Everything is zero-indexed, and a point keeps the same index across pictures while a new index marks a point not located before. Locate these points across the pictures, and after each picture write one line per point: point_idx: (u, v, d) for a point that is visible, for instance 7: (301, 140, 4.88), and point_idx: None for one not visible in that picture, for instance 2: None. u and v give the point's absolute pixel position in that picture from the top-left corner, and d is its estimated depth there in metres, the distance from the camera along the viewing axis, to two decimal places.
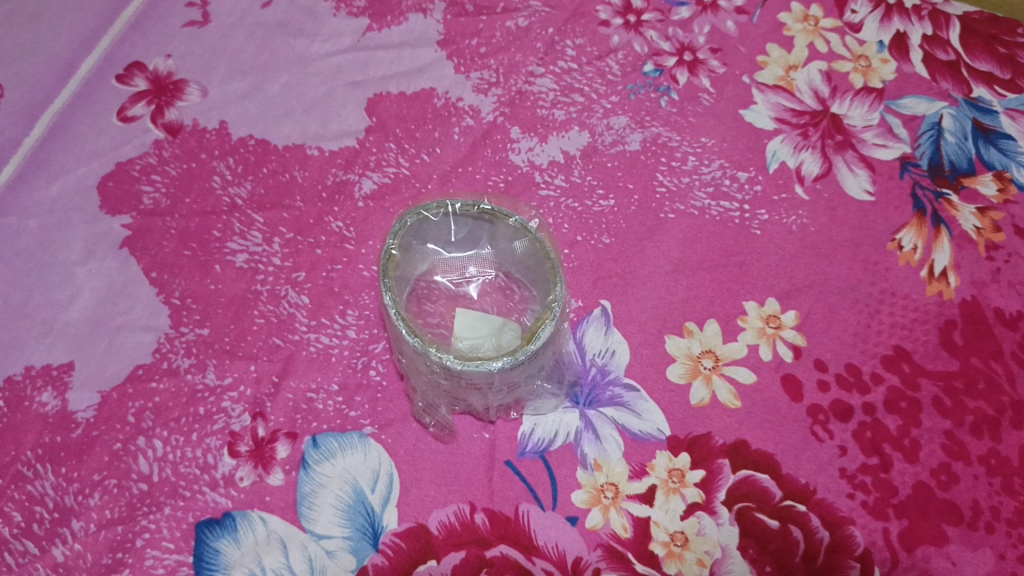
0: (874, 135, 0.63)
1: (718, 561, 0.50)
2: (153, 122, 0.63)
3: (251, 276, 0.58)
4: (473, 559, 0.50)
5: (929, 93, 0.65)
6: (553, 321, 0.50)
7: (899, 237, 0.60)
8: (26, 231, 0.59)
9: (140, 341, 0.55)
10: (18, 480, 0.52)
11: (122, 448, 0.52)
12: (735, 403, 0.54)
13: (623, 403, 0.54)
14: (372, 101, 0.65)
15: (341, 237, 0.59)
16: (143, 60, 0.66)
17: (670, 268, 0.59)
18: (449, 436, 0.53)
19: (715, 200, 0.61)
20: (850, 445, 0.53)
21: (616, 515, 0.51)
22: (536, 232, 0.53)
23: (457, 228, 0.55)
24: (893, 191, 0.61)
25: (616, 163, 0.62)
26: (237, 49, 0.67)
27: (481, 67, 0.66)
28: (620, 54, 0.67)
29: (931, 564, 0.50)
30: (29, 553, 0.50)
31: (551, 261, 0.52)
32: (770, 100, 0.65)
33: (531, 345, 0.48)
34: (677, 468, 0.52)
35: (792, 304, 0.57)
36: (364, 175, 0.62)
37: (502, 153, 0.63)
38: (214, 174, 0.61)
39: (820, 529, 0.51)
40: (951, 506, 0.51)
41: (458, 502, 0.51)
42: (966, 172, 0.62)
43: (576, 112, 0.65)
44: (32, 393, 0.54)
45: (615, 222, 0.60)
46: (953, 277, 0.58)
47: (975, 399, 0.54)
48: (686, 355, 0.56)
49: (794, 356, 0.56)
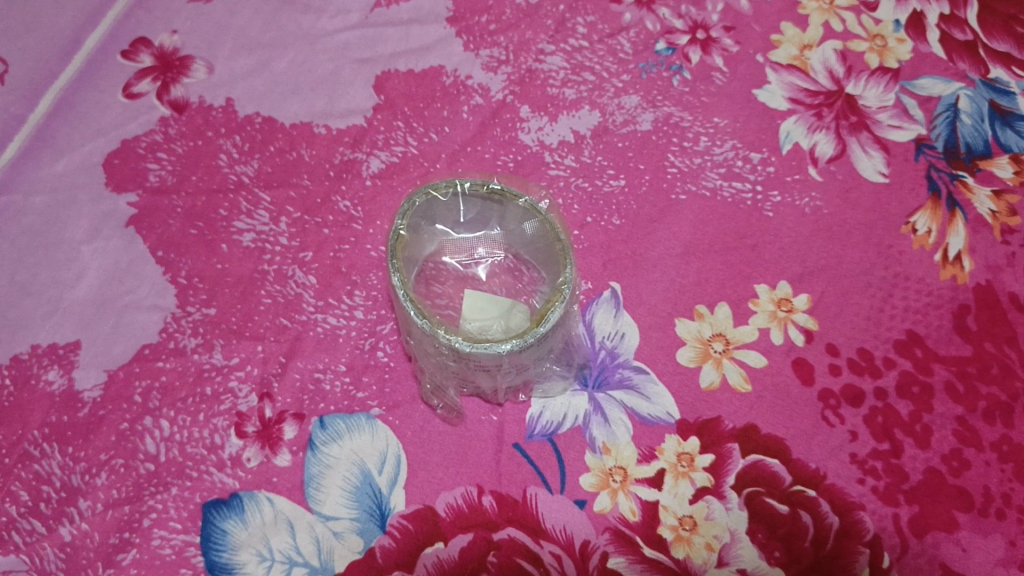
0: (889, 116, 0.62)
1: (726, 545, 0.50)
2: (158, 99, 0.62)
3: (258, 256, 0.57)
4: (480, 542, 0.49)
5: (946, 73, 0.64)
6: (564, 303, 0.49)
7: (913, 220, 0.59)
8: (31, 209, 0.58)
9: (146, 320, 0.55)
10: (24, 459, 0.52)
11: (129, 428, 0.52)
12: (746, 387, 0.54)
13: (632, 386, 0.54)
14: (380, 79, 0.64)
15: (349, 217, 0.59)
16: (148, 36, 0.65)
17: (681, 250, 0.58)
18: (457, 419, 0.53)
19: (727, 181, 0.60)
20: (862, 430, 0.53)
21: (625, 498, 0.51)
22: (545, 212, 0.52)
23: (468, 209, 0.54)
24: (908, 173, 0.60)
25: (627, 143, 0.62)
26: (244, 25, 0.66)
27: (491, 45, 0.65)
28: (632, 31, 0.66)
29: (941, 551, 0.50)
30: (37, 532, 0.50)
31: (561, 243, 0.51)
32: (784, 80, 0.64)
33: (541, 328, 0.48)
34: (686, 452, 0.52)
35: (804, 288, 0.57)
36: (372, 154, 0.61)
37: (511, 132, 0.62)
38: (221, 152, 0.61)
39: (830, 514, 0.51)
40: (962, 492, 0.51)
41: (466, 484, 0.51)
42: (983, 154, 0.61)
43: (587, 91, 0.64)
44: (38, 371, 0.54)
45: (626, 204, 0.60)
46: (968, 261, 0.57)
47: (988, 385, 0.54)
48: (696, 338, 0.55)
49: (805, 339, 0.55)
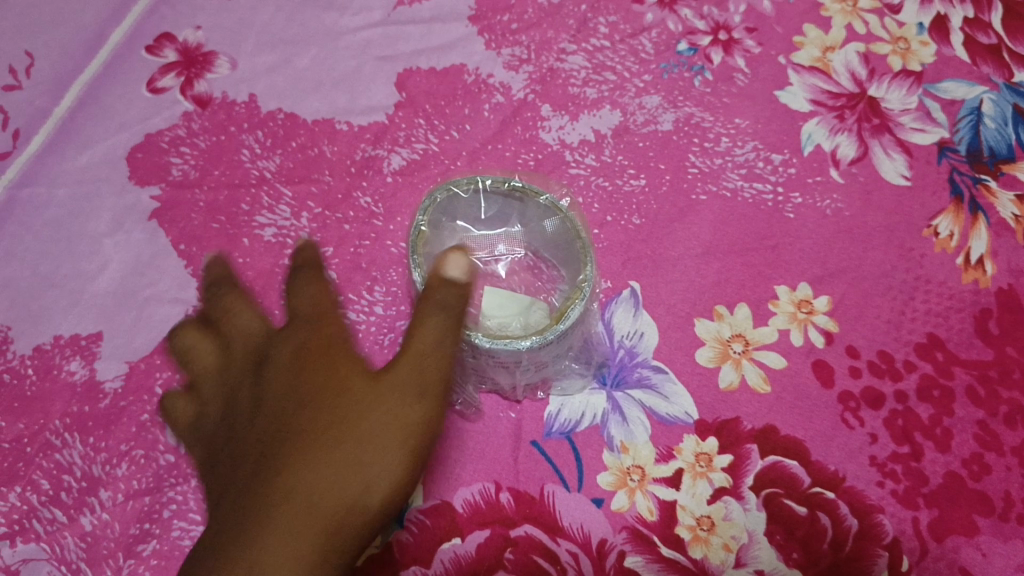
0: (912, 118, 0.62)
1: (744, 547, 0.50)
2: (182, 94, 0.63)
3: (280, 250, 0.58)
4: (497, 538, 0.50)
5: (969, 77, 0.64)
6: (583, 301, 0.49)
7: (936, 223, 0.58)
8: (56, 201, 0.59)
9: (169, 313, 0.56)
10: (46, 448, 0.52)
11: (149, 419, 0.53)
12: (765, 388, 0.53)
13: (650, 385, 0.54)
14: (402, 76, 0.64)
15: (370, 213, 0.59)
16: (172, 31, 0.65)
17: (701, 250, 0.58)
18: (475, 415, 0.53)
19: (748, 182, 0.60)
20: (881, 432, 0.52)
21: (642, 497, 0.51)
22: (564, 208, 0.53)
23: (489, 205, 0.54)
24: (931, 176, 0.60)
25: (649, 143, 0.62)
26: (267, 22, 0.66)
27: (513, 43, 0.65)
28: (654, 32, 0.66)
29: (961, 554, 0.50)
30: (58, 520, 0.50)
31: (582, 241, 0.51)
32: (806, 82, 0.64)
33: (561, 325, 0.48)
34: (705, 452, 0.52)
35: (825, 289, 0.57)
36: (394, 151, 0.61)
37: (532, 130, 0.62)
38: (243, 148, 0.61)
39: (849, 517, 0.50)
40: (982, 496, 0.51)
41: (484, 480, 0.51)
42: (1006, 158, 0.60)
43: (609, 90, 0.64)
44: (61, 362, 0.54)
45: (646, 203, 0.60)
46: (990, 265, 0.57)
47: (1010, 389, 0.53)
48: (716, 339, 0.55)
49: (825, 341, 0.55)
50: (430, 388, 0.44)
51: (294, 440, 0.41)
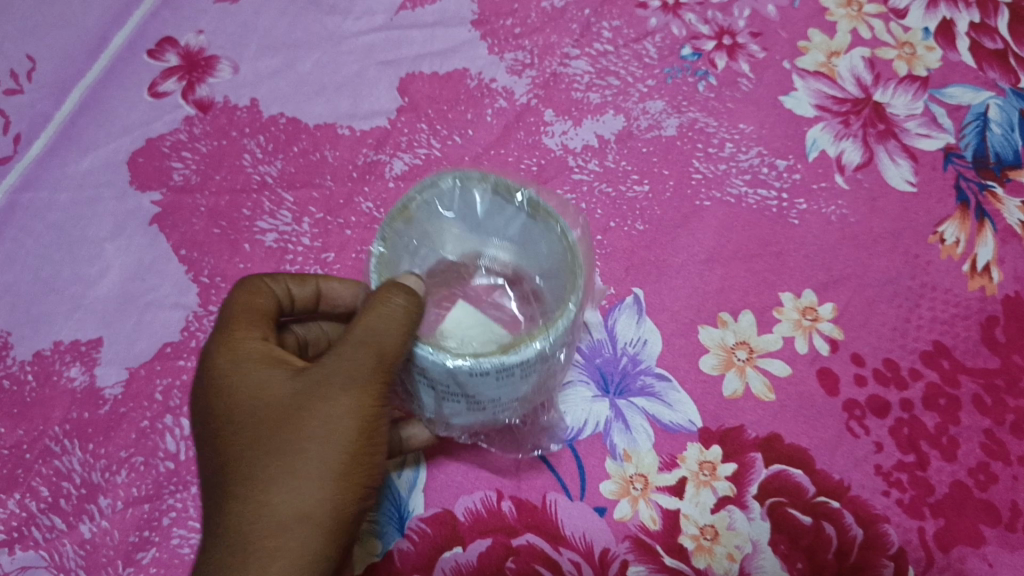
0: (917, 124, 0.62)
1: (748, 556, 0.49)
2: (184, 99, 0.63)
3: (281, 255, 0.57)
4: (499, 547, 0.49)
5: (976, 82, 0.63)
6: (544, 341, 0.41)
7: (941, 230, 0.58)
8: (57, 206, 0.59)
9: (169, 318, 0.55)
10: (45, 454, 0.52)
11: (149, 426, 0.52)
12: (769, 396, 0.53)
13: (654, 393, 0.53)
14: (405, 81, 0.64)
15: (371, 218, 0.59)
16: (175, 35, 0.65)
17: (704, 257, 0.58)
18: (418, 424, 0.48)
19: (752, 188, 0.60)
20: (887, 441, 0.52)
21: (646, 506, 0.50)
22: (573, 241, 0.45)
23: (498, 209, 0.48)
24: (936, 182, 0.60)
25: (652, 148, 0.61)
26: (269, 26, 0.66)
27: (516, 48, 0.65)
28: (658, 37, 0.66)
29: (967, 565, 0.49)
30: (57, 528, 0.50)
31: (574, 277, 0.44)
32: (810, 87, 0.63)
33: (505, 356, 0.40)
34: (708, 461, 0.51)
35: (830, 296, 0.56)
36: (396, 156, 0.61)
37: (535, 136, 0.62)
38: (245, 152, 0.61)
39: (854, 526, 0.50)
40: (989, 506, 0.50)
41: (486, 489, 0.51)
42: (1013, 164, 0.60)
43: (612, 96, 0.63)
44: (61, 367, 0.54)
45: (650, 209, 0.59)
46: (996, 272, 0.56)
47: (1016, 398, 0.53)
48: (719, 346, 0.55)
49: (830, 349, 0.54)
50: (360, 379, 0.41)
51: (234, 474, 0.41)
